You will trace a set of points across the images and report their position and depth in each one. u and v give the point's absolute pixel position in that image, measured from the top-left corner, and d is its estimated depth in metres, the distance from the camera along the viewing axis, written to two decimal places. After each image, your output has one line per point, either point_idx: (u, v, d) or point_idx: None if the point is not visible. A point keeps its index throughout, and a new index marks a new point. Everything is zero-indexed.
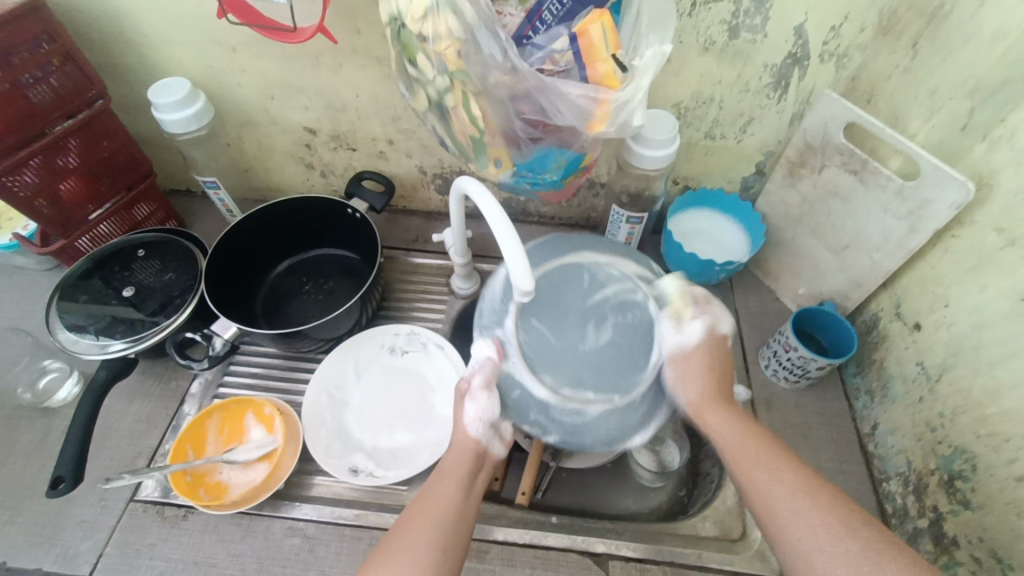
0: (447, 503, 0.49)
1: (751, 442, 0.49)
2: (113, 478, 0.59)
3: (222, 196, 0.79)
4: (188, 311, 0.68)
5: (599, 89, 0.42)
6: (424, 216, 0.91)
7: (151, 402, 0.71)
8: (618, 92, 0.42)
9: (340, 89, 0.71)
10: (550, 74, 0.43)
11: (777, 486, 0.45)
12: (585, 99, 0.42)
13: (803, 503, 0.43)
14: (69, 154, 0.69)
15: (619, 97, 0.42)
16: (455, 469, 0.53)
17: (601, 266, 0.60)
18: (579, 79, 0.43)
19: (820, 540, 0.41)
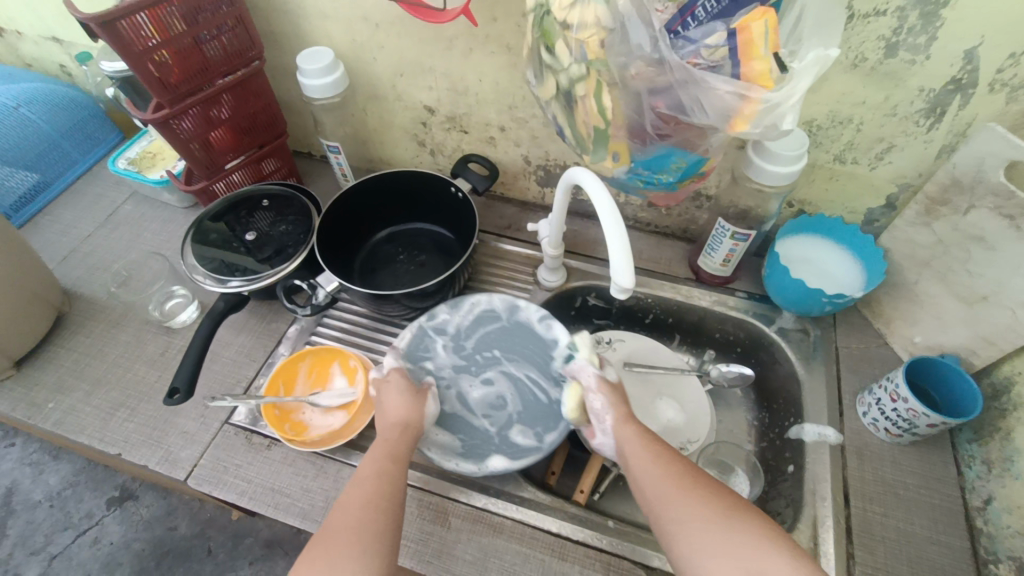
0: (376, 481, 0.51)
1: (656, 465, 0.51)
2: (217, 398, 0.66)
3: (341, 161, 0.85)
4: (298, 260, 0.74)
5: (751, 88, 0.40)
6: (520, 205, 0.92)
7: (253, 337, 0.77)
8: (770, 92, 0.40)
9: (466, 72, 0.74)
10: (697, 67, 0.41)
11: (678, 503, 0.48)
12: (731, 95, 0.41)
13: (692, 514, 0.46)
14: (222, 106, 0.77)
15: (770, 98, 0.40)
16: (379, 446, 0.55)
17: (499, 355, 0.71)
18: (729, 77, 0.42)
19: (695, 538, 0.45)
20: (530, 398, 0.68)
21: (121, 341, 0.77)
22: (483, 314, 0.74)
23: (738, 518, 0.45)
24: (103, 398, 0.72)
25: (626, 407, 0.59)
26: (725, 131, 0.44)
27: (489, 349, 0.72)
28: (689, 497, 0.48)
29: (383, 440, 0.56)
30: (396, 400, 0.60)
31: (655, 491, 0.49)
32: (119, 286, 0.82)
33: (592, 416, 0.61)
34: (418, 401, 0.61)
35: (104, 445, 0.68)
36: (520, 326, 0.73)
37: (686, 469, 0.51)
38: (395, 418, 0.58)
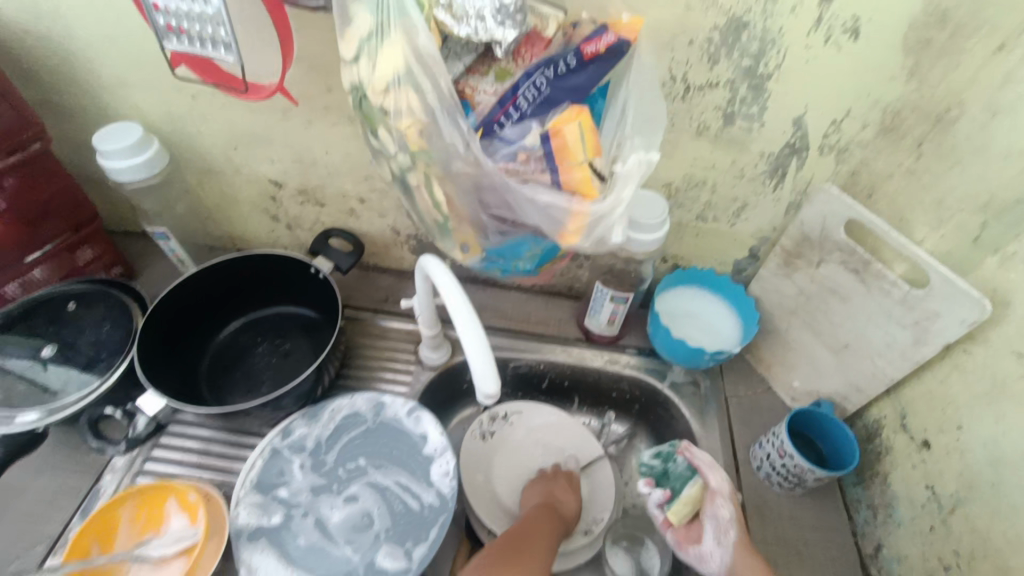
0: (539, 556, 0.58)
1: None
2: None
3: (173, 247, 0.73)
4: (117, 374, 0.61)
5: (574, 200, 0.37)
6: (396, 274, 0.84)
7: (59, 475, 0.62)
8: (594, 204, 0.38)
9: (309, 144, 0.66)
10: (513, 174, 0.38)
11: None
12: (557, 207, 0.38)
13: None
14: (0, 195, 0.62)
15: (595, 211, 0.37)
16: (539, 526, 0.62)
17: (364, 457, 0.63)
18: (550, 183, 0.38)
19: None
20: (398, 509, 0.59)
21: None
22: (345, 419, 0.66)
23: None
24: None
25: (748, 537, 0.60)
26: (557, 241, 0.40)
27: (354, 458, 0.63)
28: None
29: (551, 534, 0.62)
30: (565, 495, 0.67)
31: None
32: None
33: (708, 523, 0.62)
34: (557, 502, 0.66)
35: None
36: (388, 421, 0.66)
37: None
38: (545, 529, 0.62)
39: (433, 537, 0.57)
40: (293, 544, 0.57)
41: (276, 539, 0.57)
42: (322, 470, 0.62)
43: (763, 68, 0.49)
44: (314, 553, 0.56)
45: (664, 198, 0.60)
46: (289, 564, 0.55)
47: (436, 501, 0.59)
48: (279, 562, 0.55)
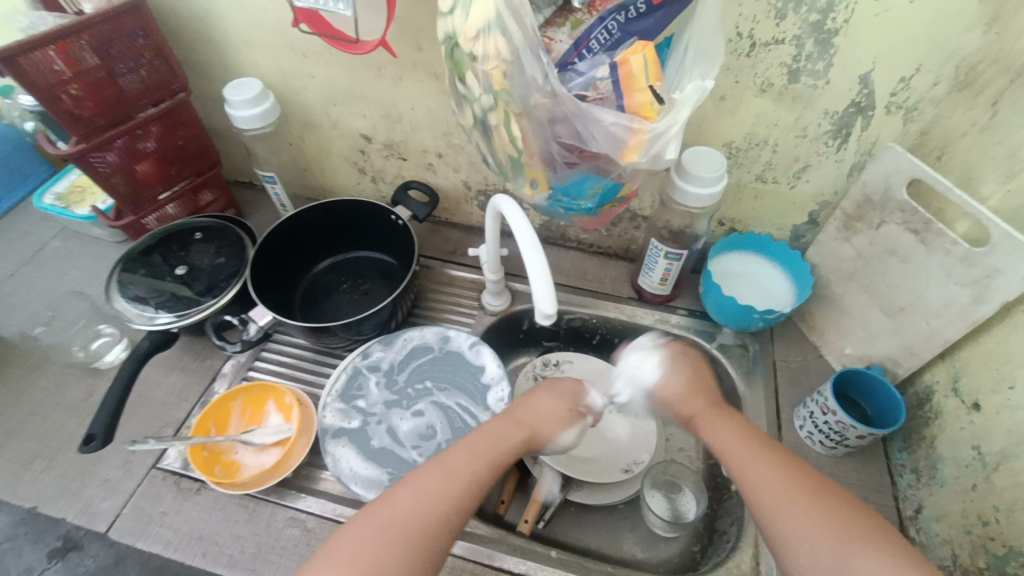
0: (463, 476, 0.51)
1: (746, 450, 0.54)
2: (138, 442, 0.63)
3: (278, 191, 0.84)
4: (226, 298, 0.72)
5: (634, 119, 0.42)
6: (465, 229, 0.92)
7: (185, 375, 0.75)
8: (653, 123, 0.42)
9: (398, 99, 0.74)
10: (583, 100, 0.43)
11: (758, 475, 0.51)
12: (619, 127, 0.42)
13: (793, 499, 0.47)
14: (149, 139, 0.75)
15: (653, 129, 0.42)
16: (480, 443, 0.55)
17: (429, 380, 0.72)
18: (615, 108, 0.43)
19: (799, 523, 0.46)
20: (459, 425, 0.68)
21: (39, 388, 0.73)
22: (415, 347, 0.75)
23: (810, 503, 0.47)
24: (16, 449, 0.68)
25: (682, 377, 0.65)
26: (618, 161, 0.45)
27: (422, 380, 0.72)
28: (766, 479, 0.50)
29: (504, 444, 0.56)
30: (548, 405, 0.62)
31: (748, 471, 0.52)
32: (41, 328, 0.78)
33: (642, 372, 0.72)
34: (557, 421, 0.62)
35: (16, 500, 0.64)
36: (453, 352, 0.74)
37: (783, 455, 0.52)
38: (503, 433, 0.57)
39: None
40: (367, 444, 0.66)
41: (355, 438, 0.67)
42: (394, 388, 0.71)
43: (832, 22, 0.51)
44: (385, 453, 0.66)
45: (724, 154, 0.63)
46: (364, 458, 0.65)
47: None
48: (356, 456, 0.65)
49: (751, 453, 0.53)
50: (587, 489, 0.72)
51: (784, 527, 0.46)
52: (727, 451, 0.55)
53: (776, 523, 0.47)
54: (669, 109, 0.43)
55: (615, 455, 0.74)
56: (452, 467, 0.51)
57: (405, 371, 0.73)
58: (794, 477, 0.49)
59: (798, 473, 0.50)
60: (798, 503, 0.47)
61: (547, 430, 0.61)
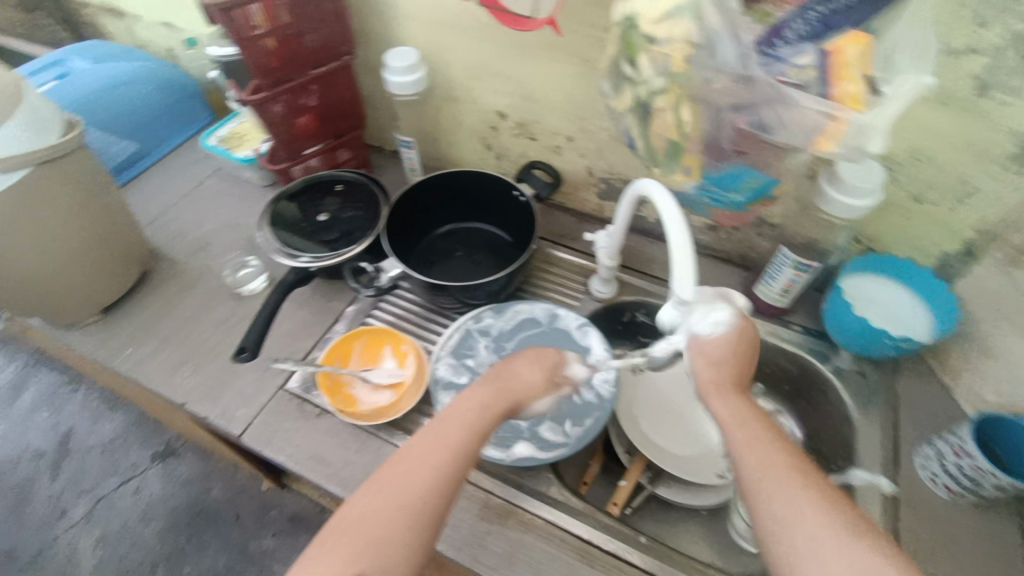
0: (438, 476, 0.47)
1: (753, 437, 0.46)
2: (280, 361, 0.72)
3: (411, 156, 0.89)
4: (362, 245, 0.78)
5: (839, 107, 0.42)
6: (577, 215, 0.93)
7: (313, 312, 0.82)
8: (860, 113, 0.42)
9: (540, 80, 0.76)
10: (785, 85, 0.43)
11: (752, 458, 0.45)
12: (820, 115, 0.42)
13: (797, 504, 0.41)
14: (310, 96, 0.82)
15: (861, 118, 0.41)
16: (458, 428, 0.50)
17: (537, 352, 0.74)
18: (818, 95, 0.43)
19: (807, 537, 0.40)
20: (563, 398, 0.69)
21: (192, 304, 0.82)
22: (524, 319, 0.77)
23: (801, 483, 0.42)
24: (171, 353, 0.77)
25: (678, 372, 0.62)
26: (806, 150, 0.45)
27: (529, 351, 0.74)
28: (764, 459, 0.44)
29: (484, 405, 0.52)
30: (531, 373, 0.55)
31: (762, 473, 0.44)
32: (198, 252, 0.89)
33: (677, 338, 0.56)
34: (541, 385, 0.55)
35: (169, 394, 0.74)
36: (560, 328, 0.75)
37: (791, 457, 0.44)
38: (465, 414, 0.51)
39: (589, 427, 0.66)
40: None
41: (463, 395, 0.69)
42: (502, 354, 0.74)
43: None
44: None
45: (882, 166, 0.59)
46: None
47: (594, 400, 0.68)
48: None
49: (757, 439, 0.46)
50: (675, 486, 0.72)
51: (784, 513, 0.41)
52: (730, 429, 0.47)
53: (783, 533, 0.41)
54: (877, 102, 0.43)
55: (709, 459, 0.74)
56: (429, 465, 0.47)
57: (513, 340, 0.75)
58: (789, 463, 0.44)
59: (790, 458, 0.44)
60: (794, 492, 0.42)
61: (521, 400, 0.54)
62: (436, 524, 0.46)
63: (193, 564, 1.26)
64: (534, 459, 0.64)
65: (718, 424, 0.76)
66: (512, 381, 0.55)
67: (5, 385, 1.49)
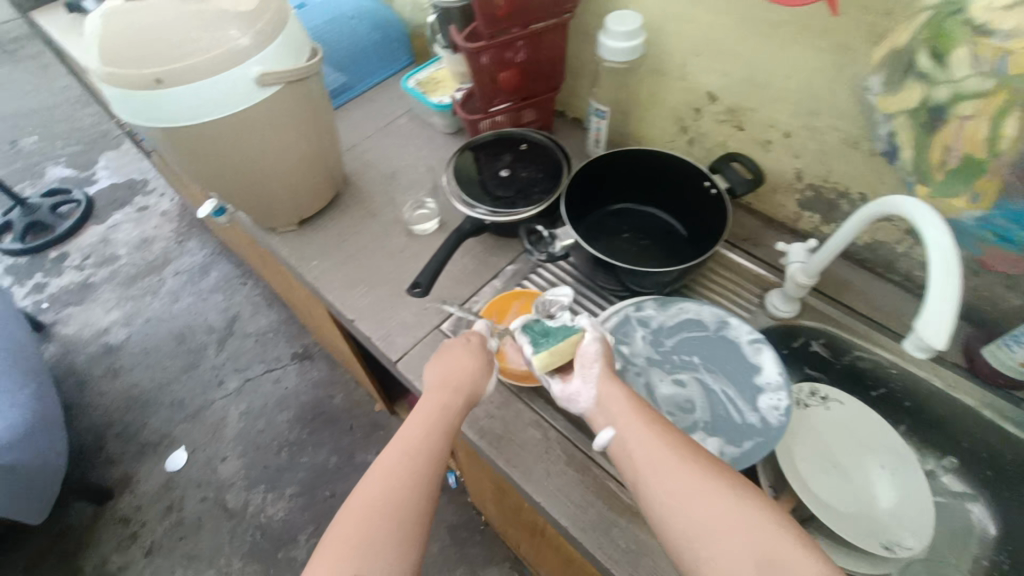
0: (394, 462, 0.50)
1: (630, 403, 0.52)
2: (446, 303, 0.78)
3: (600, 127, 0.87)
4: (538, 209, 0.78)
5: None
6: (764, 220, 0.84)
7: (475, 263, 0.84)
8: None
9: (775, 65, 0.68)
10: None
11: (645, 450, 0.48)
12: None
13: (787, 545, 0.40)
14: (519, 51, 0.82)
15: None
16: (421, 416, 0.55)
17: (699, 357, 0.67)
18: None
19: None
20: (720, 413, 0.62)
21: (372, 232, 0.89)
22: (688, 319, 0.70)
23: (670, 438, 0.48)
24: (349, 272, 0.85)
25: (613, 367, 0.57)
26: None
27: (688, 353, 0.68)
28: (653, 441, 0.48)
29: (433, 406, 0.56)
30: (461, 358, 0.61)
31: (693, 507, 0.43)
32: (383, 185, 0.95)
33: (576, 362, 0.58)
34: (482, 370, 0.61)
35: (342, 308, 0.81)
36: (728, 338, 0.68)
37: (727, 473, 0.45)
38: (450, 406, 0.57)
39: (747, 451, 0.59)
40: None
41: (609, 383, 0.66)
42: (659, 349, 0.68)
43: None
44: None
45: None
46: None
47: (757, 424, 0.60)
48: None
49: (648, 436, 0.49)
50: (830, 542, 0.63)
51: (665, 489, 0.45)
52: (624, 423, 0.51)
53: None
54: None
55: (874, 525, 0.64)
56: (405, 443, 0.52)
57: (676, 338, 0.69)
58: (666, 429, 0.49)
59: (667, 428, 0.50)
60: (665, 459, 0.46)
61: (468, 384, 0.59)
62: (427, 506, 0.48)
63: (310, 456, 1.43)
64: None
65: (887, 489, 0.67)
66: (434, 369, 0.60)
67: (198, 265, 1.78)
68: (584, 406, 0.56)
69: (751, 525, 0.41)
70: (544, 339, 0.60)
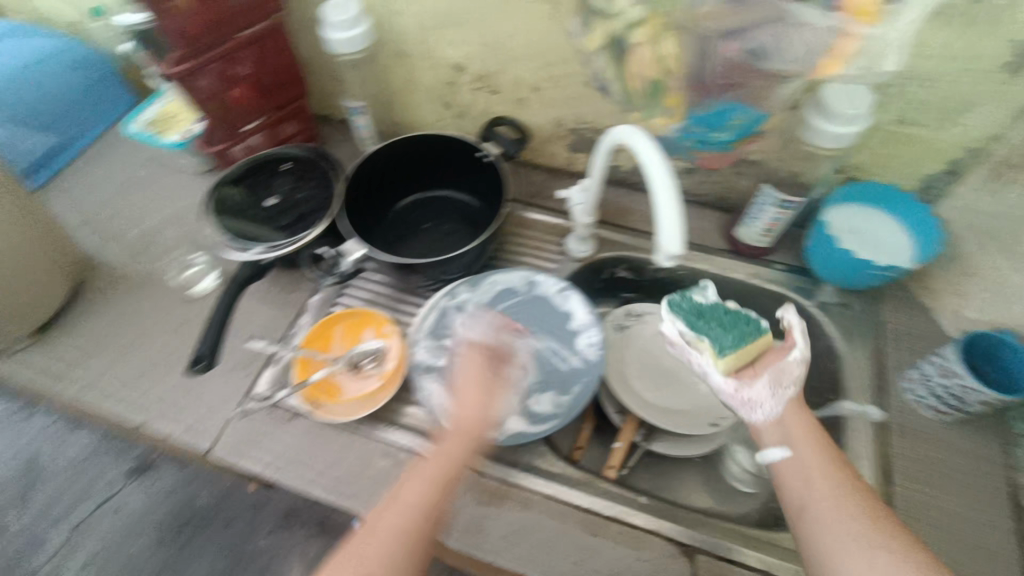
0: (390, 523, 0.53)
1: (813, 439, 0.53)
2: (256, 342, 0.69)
3: (364, 124, 0.82)
4: (320, 230, 0.71)
5: (847, 21, 0.42)
6: (547, 172, 0.88)
7: (276, 307, 0.76)
8: (871, 28, 0.42)
9: (501, 25, 0.69)
10: (787, 2, 0.43)
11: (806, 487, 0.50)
12: (829, 30, 0.43)
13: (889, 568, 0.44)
14: (243, 64, 0.73)
15: (870, 32, 0.42)
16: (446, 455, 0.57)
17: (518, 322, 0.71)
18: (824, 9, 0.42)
19: None
20: (550, 368, 0.67)
21: (141, 312, 0.76)
22: (501, 290, 0.74)
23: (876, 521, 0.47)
24: (125, 369, 0.71)
25: (802, 397, 0.58)
26: (812, 68, 0.46)
27: (509, 322, 0.71)
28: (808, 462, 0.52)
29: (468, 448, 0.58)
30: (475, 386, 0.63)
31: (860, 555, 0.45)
32: (139, 253, 0.81)
33: (768, 372, 0.58)
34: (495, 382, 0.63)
35: (127, 414, 0.68)
36: (539, 294, 0.73)
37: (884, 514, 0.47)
38: (453, 451, 0.57)
39: (578, 392, 0.65)
40: (460, 382, 0.67)
41: (445, 379, 0.68)
42: (480, 329, 0.71)
43: None
44: None
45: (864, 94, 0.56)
46: (457, 396, 0.66)
47: (579, 366, 0.67)
48: (449, 392, 0.67)
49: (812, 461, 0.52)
50: (670, 441, 0.72)
51: (819, 515, 0.48)
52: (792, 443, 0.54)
53: None
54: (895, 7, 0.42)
55: (698, 409, 0.74)
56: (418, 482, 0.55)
57: (493, 313, 0.72)
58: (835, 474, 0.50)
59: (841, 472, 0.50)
60: (845, 528, 0.46)
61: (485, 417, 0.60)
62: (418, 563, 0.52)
63: None
64: (525, 436, 0.62)
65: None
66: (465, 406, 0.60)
67: None
68: (764, 417, 0.56)
69: (883, 564, 0.44)
70: (726, 338, 0.58)
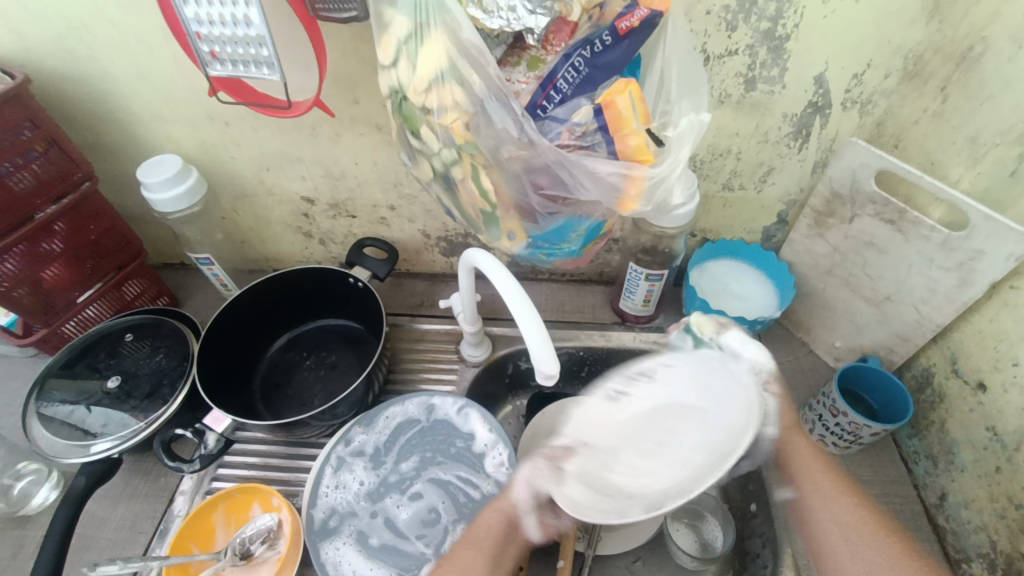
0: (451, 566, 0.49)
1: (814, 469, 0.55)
2: (102, 565, 0.53)
3: (216, 272, 0.75)
4: (178, 402, 0.63)
5: (632, 166, 0.39)
6: (429, 278, 0.86)
7: (138, 502, 0.65)
8: (651, 168, 0.39)
9: (338, 157, 0.67)
10: (568, 149, 0.40)
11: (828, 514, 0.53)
12: (616, 176, 0.39)
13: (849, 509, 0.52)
14: (55, 238, 0.64)
15: (653, 174, 0.39)
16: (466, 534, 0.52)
17: (421, 454, 0.66)
18: (607, 154, 0.40)
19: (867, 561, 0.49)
20: (462, 501, 0.63)
21: None
22: (399, 423, 0.67)
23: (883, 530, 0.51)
24: None
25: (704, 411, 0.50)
26: (616, 211, 0.42)
27: (411, 457, 0.66)
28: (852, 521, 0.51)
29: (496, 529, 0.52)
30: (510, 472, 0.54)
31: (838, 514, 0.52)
32: None
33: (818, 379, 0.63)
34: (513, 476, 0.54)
35: None
36: (440, 417, 0.68)
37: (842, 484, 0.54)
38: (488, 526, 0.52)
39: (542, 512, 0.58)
40: (367, 543, 0.59)
41: (348, 542, 0.59)
42: (383, 472, 0.64)
43: (782, 28, 0.51)
44: (387, 549, 0.59)
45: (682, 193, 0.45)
46: (368, 558, 0.58)
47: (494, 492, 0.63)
48: (358, 554, 0.58)
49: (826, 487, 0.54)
50: (614, 536, 0.65)
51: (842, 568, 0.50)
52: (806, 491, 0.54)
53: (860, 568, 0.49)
54: (667, 151, 0.40)
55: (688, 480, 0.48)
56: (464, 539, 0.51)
57: (397, 446, 0.66)
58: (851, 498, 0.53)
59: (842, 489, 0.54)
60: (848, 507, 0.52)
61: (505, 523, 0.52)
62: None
63: None
64: None
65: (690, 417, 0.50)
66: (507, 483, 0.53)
67: None
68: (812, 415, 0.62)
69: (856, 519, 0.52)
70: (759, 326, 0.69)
